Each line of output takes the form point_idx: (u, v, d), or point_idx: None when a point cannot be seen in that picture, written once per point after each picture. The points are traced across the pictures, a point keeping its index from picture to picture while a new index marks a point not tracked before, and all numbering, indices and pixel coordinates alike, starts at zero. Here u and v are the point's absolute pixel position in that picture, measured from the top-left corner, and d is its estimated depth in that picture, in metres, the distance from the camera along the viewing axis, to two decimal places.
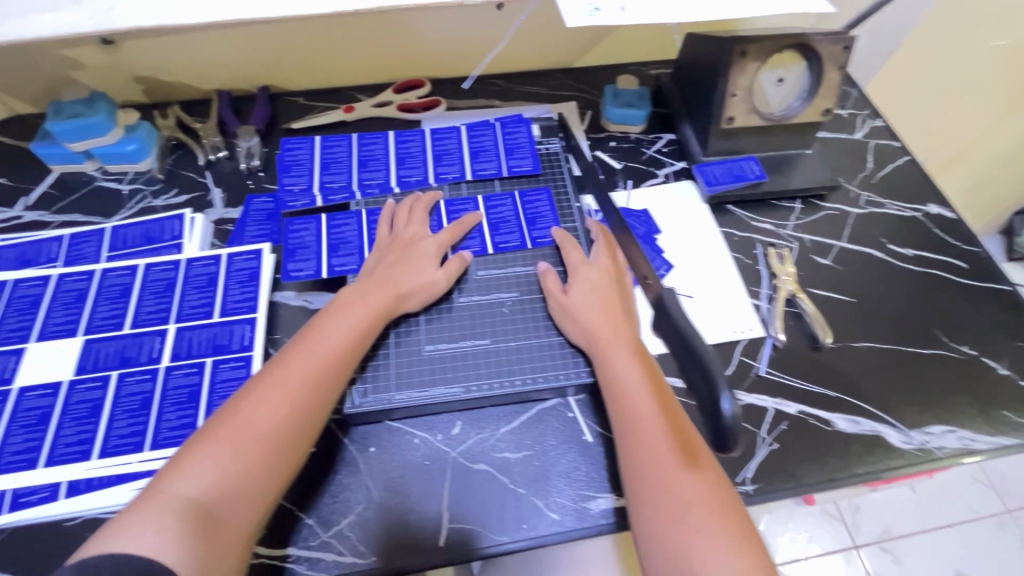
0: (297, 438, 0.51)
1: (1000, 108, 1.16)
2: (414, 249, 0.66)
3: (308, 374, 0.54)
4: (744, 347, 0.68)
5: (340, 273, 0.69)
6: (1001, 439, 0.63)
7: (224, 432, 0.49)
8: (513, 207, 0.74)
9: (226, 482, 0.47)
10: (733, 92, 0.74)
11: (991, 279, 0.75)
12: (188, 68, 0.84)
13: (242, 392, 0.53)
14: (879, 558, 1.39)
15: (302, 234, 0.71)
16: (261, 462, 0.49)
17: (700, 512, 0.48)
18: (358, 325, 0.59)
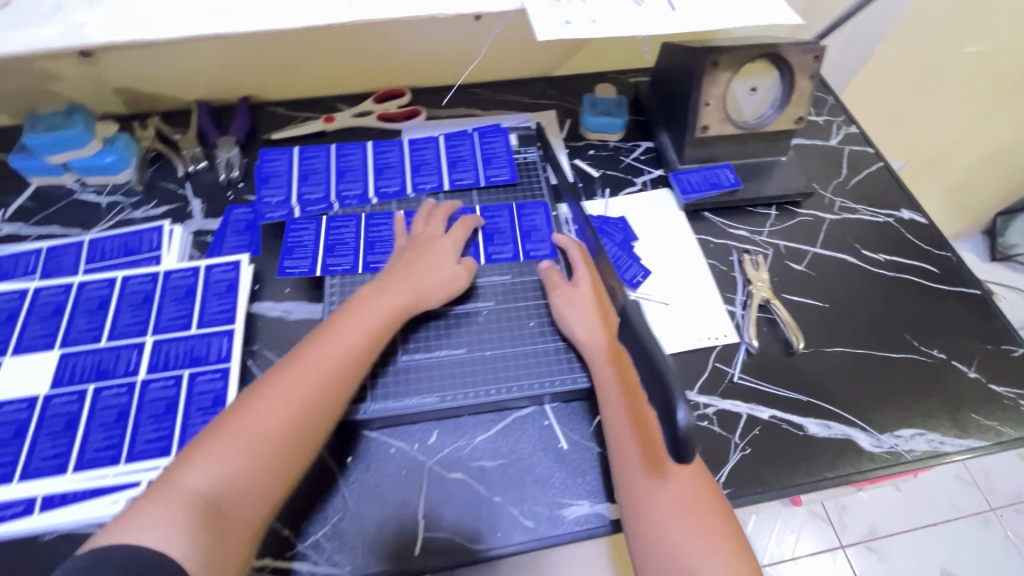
0: (307, 437, 0.53)
1: (977, 112, 1.17)
2: (430, 250, 0.68)
3: (319, 374, 0.55)
4: (718, 353, 0.69)
5: (332, 272, 0.71)
6: (969, 442, 0.64)
7: (236, 428, 0.51)
8: (509, 217, 0.75)
9: (235, 478, 0.49)
10: (706, 101, 0.75)
11: (962, 283, 0.76)
12: (167, 79, 0.84)
13: (254, 387, 0.54)
14: (865, 558, 1.40)
15: (302, 234, 0.73)
16: (272, 462, 0.51)
17: (684, 512, 0.50)
18: (372, 326, 0.60)
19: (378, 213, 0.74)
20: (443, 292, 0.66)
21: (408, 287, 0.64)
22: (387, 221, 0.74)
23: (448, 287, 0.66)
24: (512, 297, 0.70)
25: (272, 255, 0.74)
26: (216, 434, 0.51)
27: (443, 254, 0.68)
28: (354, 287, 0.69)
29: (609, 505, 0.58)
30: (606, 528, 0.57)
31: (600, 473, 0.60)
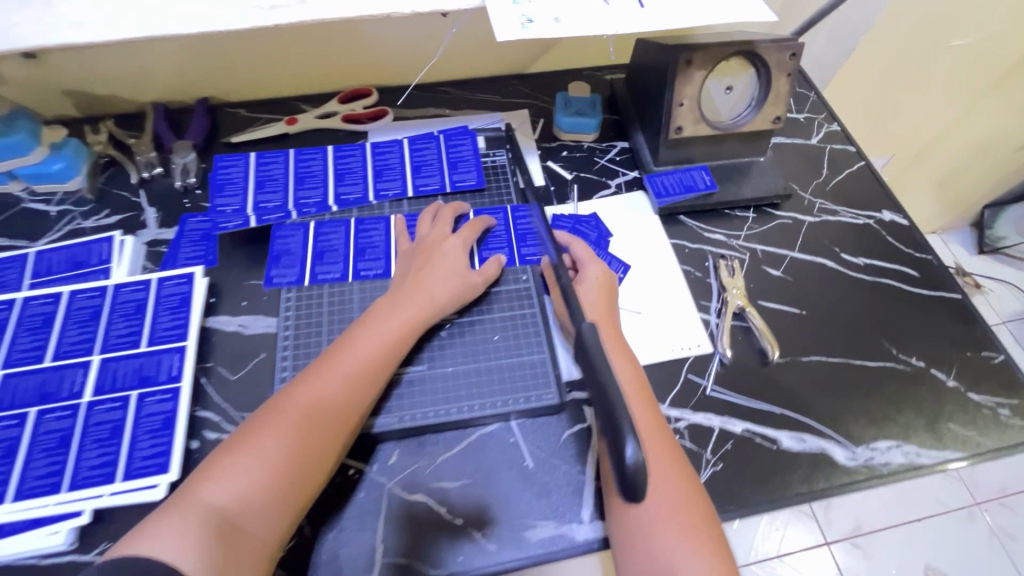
0: (322, 451, 0.53)
1: (962, 106, 1.15)
2: (439, 254, 0.66)
3: (336, 385, 0.56)
4: (691, 364, 0.67)
5: (321, 280, 0.69)
6: (946, 454, 0.62)
7: (253, 442, 0.51)
8: (504, 221, 0.74)
9: (252, 493, 0.49)
10: (680, 101, 0.72)
11: (942, 287, 0.74)
12: (120, 80, 0.80)
13: (272, 401, 0.55)
14: (851, 553, 1.38)
15: (289, 241, 0.71)
16: (285, 478, 0.50)
17: (671, 516, 0.48)
18: (388, 339, 0.59)
19: (367, 217, 0.73)
20: (459, 296, 0.64)
21: (420, 292, 0.63)
22: (376, 225, 0.72)
23: (463, 289, 0.65)
24: (480, 309, 0.67)
25: (230, 267, 0.71)
26: (235, 447, 0.51)
27: (451, 256, 0.66)
28: (311, 303, 0.67)
29: (574, 526, 0.56)
30: (570, 551, 0.55)
31: (567, 493, 0.58)
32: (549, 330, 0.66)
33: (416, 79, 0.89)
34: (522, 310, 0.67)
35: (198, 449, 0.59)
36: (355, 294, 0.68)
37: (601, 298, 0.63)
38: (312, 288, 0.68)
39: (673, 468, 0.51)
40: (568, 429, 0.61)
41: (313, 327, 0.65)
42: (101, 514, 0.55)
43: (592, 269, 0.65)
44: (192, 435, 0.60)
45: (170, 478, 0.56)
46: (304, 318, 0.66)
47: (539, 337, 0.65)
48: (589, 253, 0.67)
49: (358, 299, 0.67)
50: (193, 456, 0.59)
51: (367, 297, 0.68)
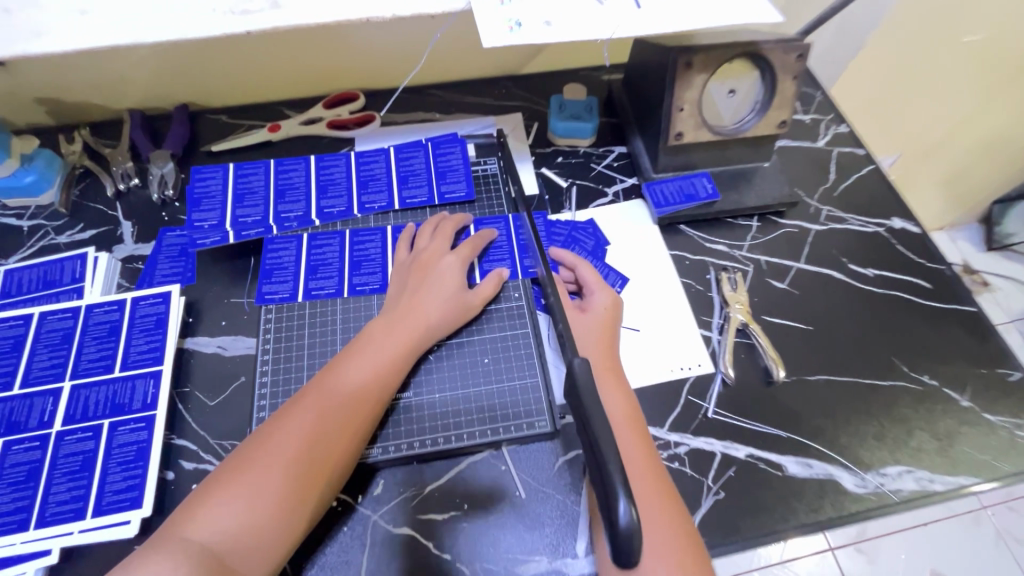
0: (318, 481, 0.50)
1: (974, 102, 1.10)
2: (435, 273, 0.63)
3: (336, 410, 0.52)
4: (692, 385, 0.64)
5: (316, 296, 0.66)
6: (960, 479, 0.59)
7: (249, 469, 0.48)
8: (505, 232, 0.71)
9: (246, 526, 0.46)
10: (680, 106, 0.68)
11: (956, 300, 0.71)
12: (94, 88, 0.77)
13: (268, 424, 0.51)
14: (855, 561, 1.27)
15: (281, 254, 0.68)
16: (278, 510, 0.47)
17: (667, 560, 0.46)
18: (385, 363, 0.57)
19: (361, 229, 0.70)
20: (456, 318, 0.62)
21: (420, 311, 0.60)
22: (373, 237, 0.70)
23: (461, 309, 0.62)
24: (470, 330, 0.64)
25: (210, 284, 0.68)
26: (228, 475, 0.48)
27: (450, 272, 0.64)
28: (291, 324, 0.64)
29: (568, 560, 0.53)
30: None
31: (561, 525, 0.55)
32: (542, 352, 0.63)
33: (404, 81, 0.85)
34: (514, 331, 0.64)
35: (173, 481, 0.56)
36: (338, 313, 0.65)
37: (602, 326, 0.61)
38: (308, 305, 0.65)
39: (668, 509, 0.49)
40: (562, 456, 0.58)
41: (294, 349, 0.62)
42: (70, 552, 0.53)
43: (596, 296, 0.63)
44: (167, 465, 0.57)
45: (143, 514, 0.53)
46: (283, 340, 0.63)
47: (532, 360, 0.63)
48: (594, 278, 0.65)
49: (341, 318, 0.64)
50: (168, 488, 0.56)
51: (349, 317, 0.65)
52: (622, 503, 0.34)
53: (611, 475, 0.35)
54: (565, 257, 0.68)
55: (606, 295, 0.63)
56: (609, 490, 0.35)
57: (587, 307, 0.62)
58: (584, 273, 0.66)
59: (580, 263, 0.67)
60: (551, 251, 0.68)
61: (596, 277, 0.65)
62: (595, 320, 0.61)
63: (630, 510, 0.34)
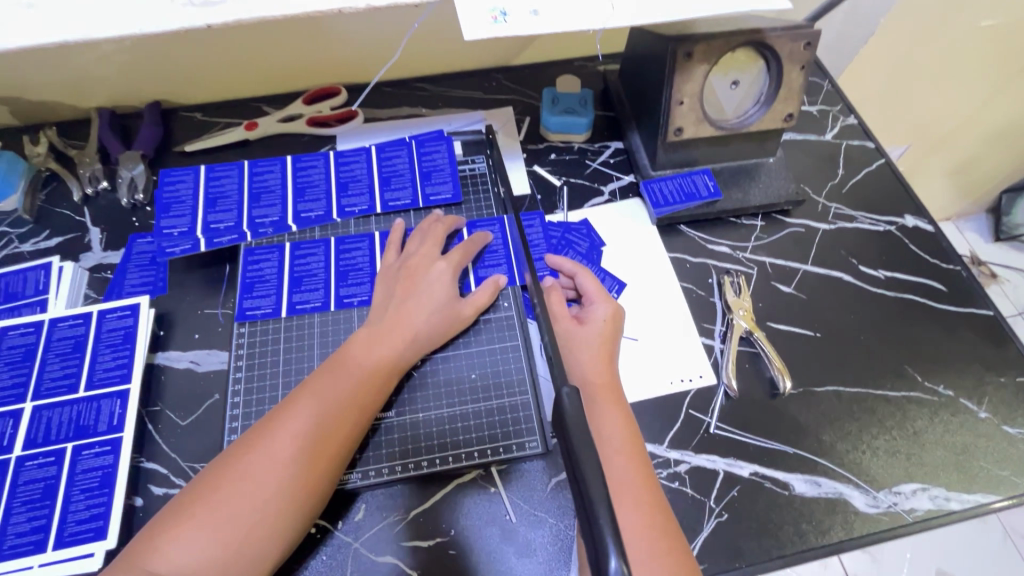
0: (297, 509, 0.46)
1: (987, 89, 1.04)
2: (425, 281, 0.59)
3: (318, 430, 0.48)
4: (693, 398, 0.60)
5: (301, 310, 0.62)
6: (978, 497, 0.56)
7: (221, 494, 0.44)
8: (501, 234, 0.67)
9: (218, 557, 0.42)
10: (679, 99, 0.63)
11: (973, 303, 0.67)
12: (58, 86, 0.72)
13: (243, 441, 0.47)
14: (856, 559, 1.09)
15: (262, 266, 0.64)
16: (252, 541, 0.43)
17: None
18: (372, 378, 0.53)
19: (345, 235, 0.66)
20: (446, 330, 0.58)
21: (408, 322, 0.56)
22: (359, 243, 0.66)
23: (452, 321, 0.59)
24: (458, 342, 0.61)
25: (182, 294, 0.64)
26: (198, 499, 0.44)
27: (440, 279, 0.60)
28: (265, 339, 0.60)
29: None
30: None
31: (551, 553, 0.52)
32: (532, 365, 0.60)
33: (385, 62, 0.79)
34: (503, 343, 0.61)
35: (142, 508, 0.53)
36: (315, 328, 0.61)
37: (599, 341, 0.57)
38: (291, 320, 0.61)
39: (665, 543, 0.45)
40: (553, 478, 0.55)
41: (268, 365, 0.59)
42: None
43: (596, 308, 0.59)
44: (135, 491, 0.54)
45: (107, 545, 0.50)
46: (257, 356, 0.59)
47: (522, 374, 0.59)
48: (595, 288, 0.61)
49: (318, 332, 0.61)
50: (136, 515, 0.53)
51: (328, 330, 0.61)
52: (613, 560, 0.31)
53: (601, 525, 0.32)
54: (564, 264, 0.63)
55: (604, 306, 0.59)
56: (599, 543, 0.32)
57: (586, 318, 0.59)
58: (582, 283, 0.61)
59: (580, 271, 0.62)
60: (550, 258, 0.64)
61: (597, 286, 0.61)
62: (593, 332, 0.57)
63: (622, 566, 0.31)
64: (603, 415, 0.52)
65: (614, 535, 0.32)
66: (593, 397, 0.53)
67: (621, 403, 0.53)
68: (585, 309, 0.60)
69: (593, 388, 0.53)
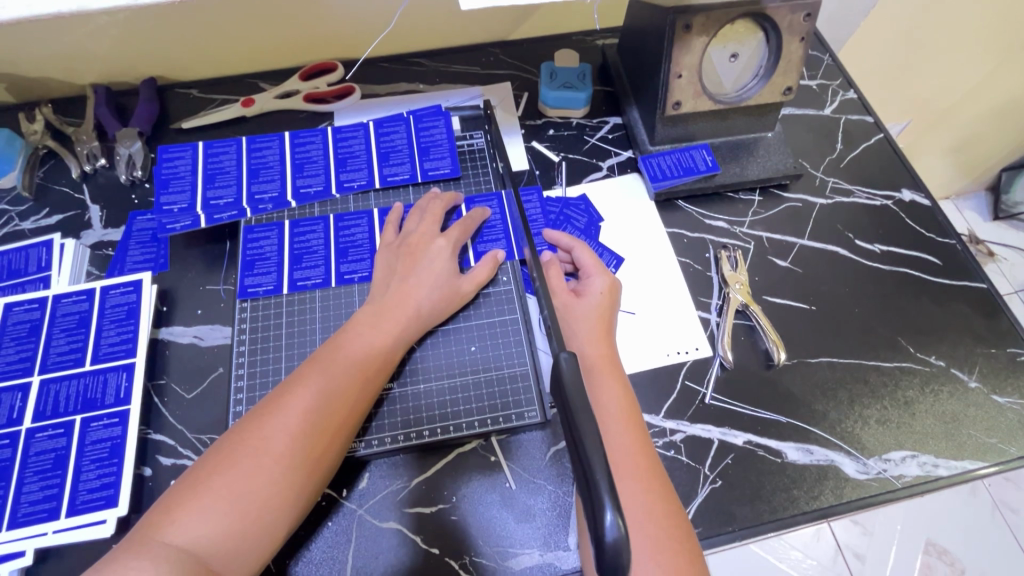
0: (307, 479, 0.47)
1: (990, 64, 1.03)
2: (426, 256, 0.60)
3: (326, 403, 0.49)
4: (688, 370, 0.61)
5: (302, 287, 0.63)
6: (965, 464, 0.58)
7: (233, 465, 0.45)
8: (499, 210, 0.67)
9: (233, 525, 0.43)
10: (677, 72, 0.63)
11: (967, 276, 0.68)
12: (52, 62, 0.72)
13: (251, 416, 0.48)
14: (846, 529, 1.08)
15: (263, 243, 0.65)
16: (265, 511, 0.44)
17: (660, 555, 0.44)
18: (376, 353, 0.54)
19: (344, 212, 0.67)
20: (448, 305, 0.59)
21: (411, 298, 0.57)
22: (359, 220, 0.66)
23: (453, 297, 0.59)
24: (458, 317, 0.61)
25: (184, 271, 0.65)
26: (210, 472, 0.45)
27: (441, 255, 0.60)
28: (267, 315, 0.61)
29: (561, 553, 0.52)
30: None
31: (551, 518, 0.53)
32: (530, 338, 0.61)
33: (382, 35, 0.78)
34: (502, 318, 0.62)
35: (151, 478, 0.55)
36: (316, 304, 0.62)
37: (598, 315, 0.58)
38: (292, 296, 0.62)
39: (662, 506, 0.47)
40: (552, 447, 0.57)
41: (271, 340, 0.60)
42: (46, 552, 0.51)
43: (592, 283, 0.60)
44: (143, 461, 0.55)
45: (119, 513, 0.51)
46: (260, 331, 0.60)
47: (521, 347, 0.60)
48: (590, 263, 0.61)
49: (320, 307, 0.62)
50: (145, 485, 0.54)
51: (329, 305, 0.62)
52: (608, 514, 0.32)
53: (596, 480, 0.34)
54: (564, 238, 0.64)
55: (602, 279, 0.60)
56: (596, 499, 0.33)
57: (585, 291, 0.59)
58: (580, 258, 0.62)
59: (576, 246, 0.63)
60: (551, 234, 0.64)
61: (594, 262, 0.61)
62: (593, 305, 0.58)
63: (618, 520, 0.32)
64: (602, 387, 0.53)
65: (611, 492, 0.33)
66: (591, 370, 0.54)
67: (619, 376, 0.54)
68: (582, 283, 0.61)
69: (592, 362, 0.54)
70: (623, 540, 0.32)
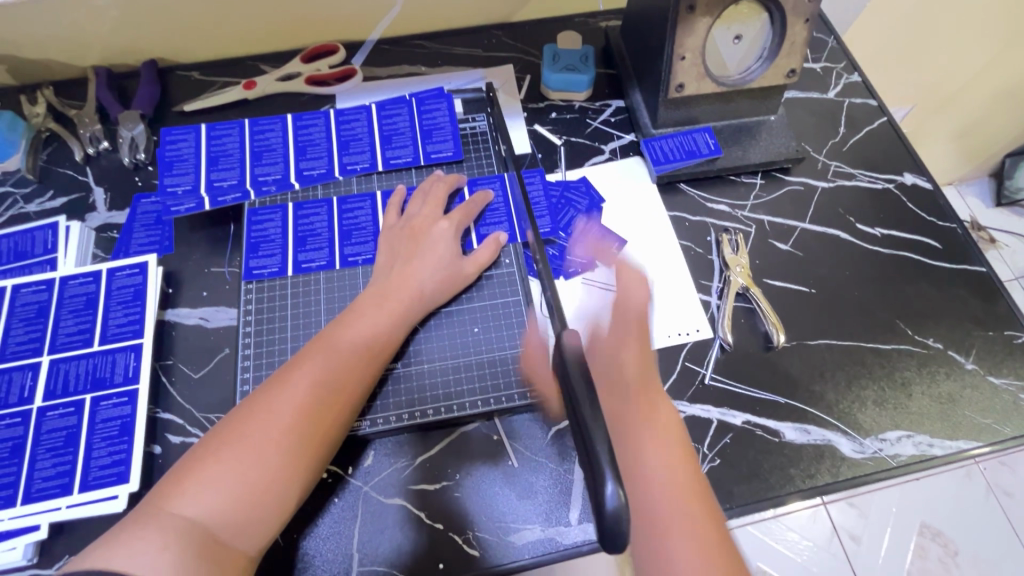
0: (313, 454, 0.48)
1: (994, 47, 1.02)
2: (428, 238, 0.60)
3: (331, 381, 0.50)
4: (689, 351, 0.62)
5: (306, 269, 0.63)
6: (959, 443, 0.59)
7: (241, 439, 0.46)
8: (501, 193, 0.67)
9: (242, 497, 0.44)
10: (681, 54, 0.62)
11: (966, 259, 0.68)
12: (53, 44, 0.71)
13: (258, 392, 0.49)
14: (843, 512, 1.10)
15: (267, 226, 0.65)
16: (272, 484, 0.45)
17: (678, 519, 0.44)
18: (380, 333, 0.55)
19: (348, 195, 0.67)
20: (449, 287, 0.60)
21: (414, 278, 0.58)
22: (362, 202, 0.67)
23: (456, 277, 0.60)
24: (460, 299, 0.62)
25: (189, 253, 0.66)
26: (218, 445, 0.46)
27: (443, 237, 0.61)
28: (273, 296, 0.62)
29: (562, 529, 0.53)
30: (556, 555, 0.53)
31: (551, 495, 0.55)
32: (532, 319, 0.61)
33: (383, 17, 0.77)
34: (504, 299, 0.62)
35: (160, 456, 0.56)
36: (321, 286, 0.62)
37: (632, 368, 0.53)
38: (297, 278, 0.63)
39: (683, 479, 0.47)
40: (554, 426, 0.58)
41: (276, 320, 0.60)
42: (61, 526, 0.53)
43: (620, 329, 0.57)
44: (153, 439, 0.57)
45: (130, 489, 0.52)
46: (265, 312, 0.61)
47: (523, 329, 0.61)
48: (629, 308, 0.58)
49: (324, 289, 0.62)
50: (155, 462, 0.56)
51: (334, 288, 0.62)
52: (609, 485, 0.33)
53: (598, 456, 0.35)
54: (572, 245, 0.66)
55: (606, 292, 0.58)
56: (597, 472, 0.34)
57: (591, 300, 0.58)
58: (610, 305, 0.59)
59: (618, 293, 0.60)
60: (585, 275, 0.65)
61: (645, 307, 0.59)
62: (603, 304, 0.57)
63: (618, 491, 0.33)
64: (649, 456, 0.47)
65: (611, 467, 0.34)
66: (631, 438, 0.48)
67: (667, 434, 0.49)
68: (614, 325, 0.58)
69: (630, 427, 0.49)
70: (622, 510, 0.33)
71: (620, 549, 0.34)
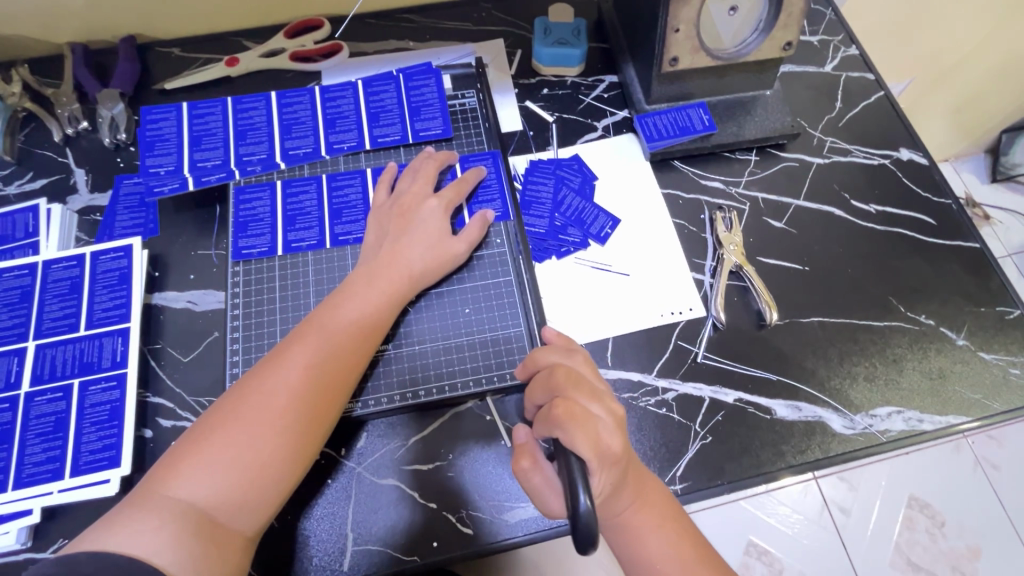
0: (307, 437, 0.47)
1: (994, 19, 1.00)
2: (418, 218, 0.59)
3: (324, 363, 0.50)
4: (682, 330, 0.62)
5: (296, 249, 0.62)
6: (948, 418, 0.59)
7: (235, 421, 0.46)
8: (494, 170, 0.66)
9: (236, 478, 0.44)
10: (675, 27, 0.60)
11: (959, 235, 0.68)
12: (27, 20, 0.69)
13: (251, 374, 0.49)
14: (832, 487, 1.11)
15: (255, 205, 0.64)
16: (267, 467, 0.45)
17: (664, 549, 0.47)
18: (371, 313, 0.54)
19: (337, 173, 0.66)
20: (441, 265, 0.59)
21: (406, 259, 0.57)
22: (352, 180, 0.65)
23: (448, 256, 0.59)
24: (452, 279, 0.61)
25: (175, 236, 0.64)
26: (210, 430, 0.45)
27: (435, 216, 0.60)
28: (260, 277, 0.61)
29: None
30: (552, 531, 0.53)
31: None
32: (525, 298, 0.61)
33: None
34: (496, 278, 0.62)
35: (152, 439, 0.56)
36: (309, 266, 0.61)
37: (623, 447, 0.46)
38: (286, 258, 0.62)
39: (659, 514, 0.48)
40: None
41: (264, 303, 0.60)
42: (53, 511, 0.52)
43: (592, 409, 0.47)
44: (144, 423, 0.56)
45: (122, 472, 0.52)
46: (253, 293, 0.60)
47: (515, 309, 0.60)
48: (576, 375, 0.49)
49: (314, 271, 0.61)
50: (147, 446, 0.56)
51: (323, 269, 0.61)
52: (582, 495, 0.38)
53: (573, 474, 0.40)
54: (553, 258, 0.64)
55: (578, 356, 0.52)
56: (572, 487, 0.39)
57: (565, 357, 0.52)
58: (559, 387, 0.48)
59: (555, 360, 0.51)
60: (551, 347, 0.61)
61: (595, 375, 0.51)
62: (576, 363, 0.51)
63: (589, 500, 0.38)
64: (649, 538, 0.48)
65: (583, 481, 0.39)
66: (625, 527, 0.48)
67: (647, 500, 0.48)
68: (585, 414, 0.45)
69: (621, 516, 0.48)
70: (593, 515, 0.37)
71: (586, 552, 0.37)
